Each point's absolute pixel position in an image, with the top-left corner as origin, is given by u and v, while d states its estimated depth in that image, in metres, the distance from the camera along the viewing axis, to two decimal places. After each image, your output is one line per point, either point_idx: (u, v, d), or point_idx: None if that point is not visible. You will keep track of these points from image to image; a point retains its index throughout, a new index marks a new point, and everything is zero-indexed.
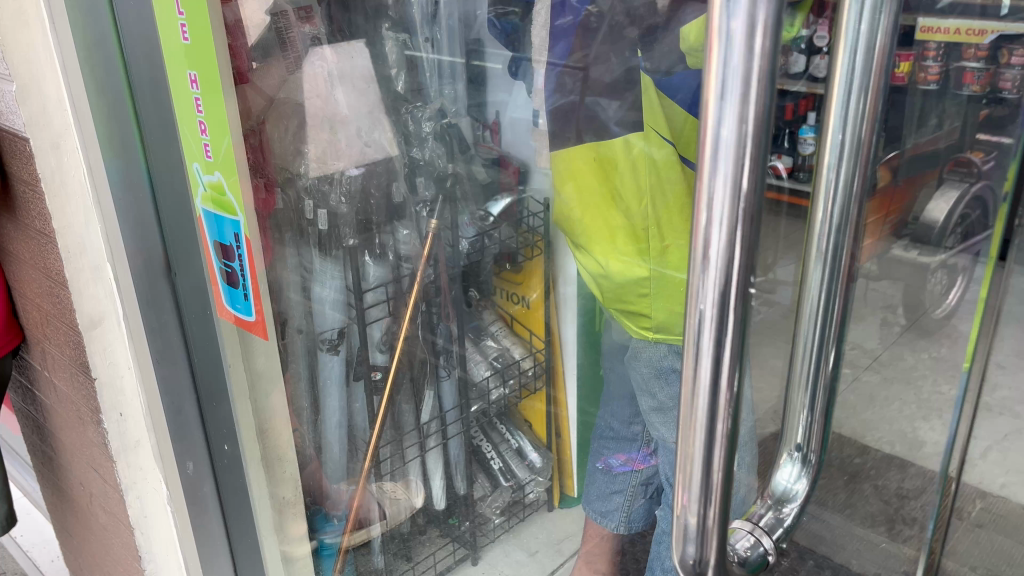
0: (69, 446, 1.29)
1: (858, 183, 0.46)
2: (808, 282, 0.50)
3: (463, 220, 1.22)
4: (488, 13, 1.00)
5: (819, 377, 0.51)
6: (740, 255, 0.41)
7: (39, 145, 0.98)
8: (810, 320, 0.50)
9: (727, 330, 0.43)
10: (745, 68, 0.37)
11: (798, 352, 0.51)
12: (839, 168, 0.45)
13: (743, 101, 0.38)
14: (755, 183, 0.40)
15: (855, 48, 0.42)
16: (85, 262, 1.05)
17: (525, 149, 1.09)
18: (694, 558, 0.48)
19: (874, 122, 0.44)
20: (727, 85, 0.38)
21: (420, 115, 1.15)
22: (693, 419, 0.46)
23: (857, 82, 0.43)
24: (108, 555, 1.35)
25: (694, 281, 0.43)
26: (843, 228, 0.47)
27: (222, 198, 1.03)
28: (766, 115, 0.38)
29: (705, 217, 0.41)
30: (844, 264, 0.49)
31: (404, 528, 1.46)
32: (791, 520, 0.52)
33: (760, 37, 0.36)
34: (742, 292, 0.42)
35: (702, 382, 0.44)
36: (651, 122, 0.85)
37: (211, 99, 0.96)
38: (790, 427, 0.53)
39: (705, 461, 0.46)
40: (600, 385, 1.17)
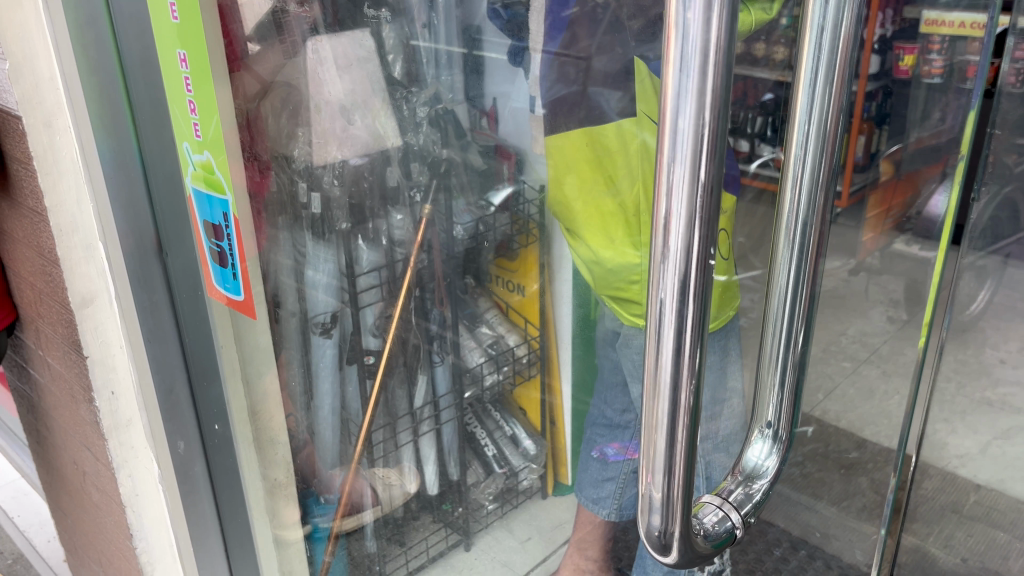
0: (62, 425, 1.30)
1: (826, 163, 0.47)
2: (776, 268, 0.50)
3: (458, 206, 1.21)
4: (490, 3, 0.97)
5: (789, 356, 0.52)
6: (700, 224, 0.42)
7: (32, 124, 0.99)
8: (779, 300, 0.51)
9: (688, 299, 0.44)
10: (702, 39, 0.39)
11: (767, 335, 0.52)
12: (806, 145, 0.47)
13: (700, 72, 0.39)
14: (713, 153, 0.41)
15: (821, 38, 0.44)
16: (77, 241, 1.06)
17: (524, 138, 1.07)
18: (660, 529, 0.50)
19: (840, 111, 0.46)
20: (685, 67, 0.39)
21: (416, 100, 1.11)
22: (657, 395, 0.47)
23: (823, 62, 0.45)
24: (100, 533, 1.37)
25: (656, 252, 0.44)
26: (811, 214, 0.48)
27: (212, 178, 1.04)
28: (722, 85, 0.40)
29: (666, 188, 0.42)
30: (814, 245, 0.49)
31: (398, 513, 1.44)
32: (760, 496, 0.53)
33: (716, 8, 0.38)
34: (702, 261, 0.43)
35: (665, 351, 0.46)
36: (648, 107, 0.84)
37: (199, 78, 0.97)
38: (761, 406, 0.54)
39: (669, 429, 0.47)
40: (593, 376, 1.12)
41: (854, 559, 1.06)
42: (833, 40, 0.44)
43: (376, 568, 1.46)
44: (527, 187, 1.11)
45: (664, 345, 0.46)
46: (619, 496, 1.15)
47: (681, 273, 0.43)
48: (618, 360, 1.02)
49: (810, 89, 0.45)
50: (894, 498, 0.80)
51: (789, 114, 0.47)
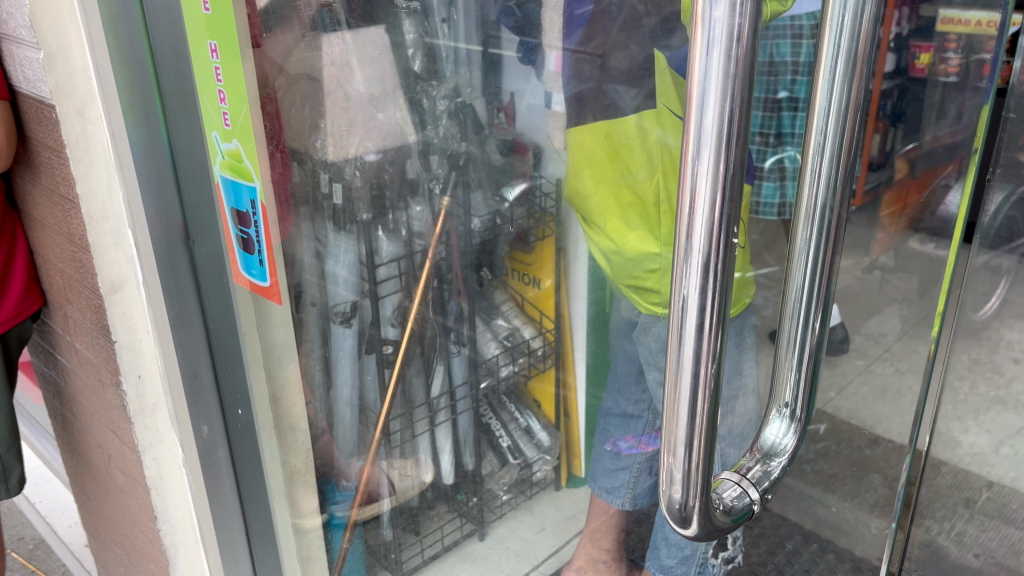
0: (88, 409, 1.33)
1: (846, 148, 0.48)
2: (795, 252, 0.52)
3: (475, 200, 1.25)
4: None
5: (806, 339, 0.53)
6: (723, 204, 0.43)
7: (65, 113, 1.01)
8: (798, 284, 0.52)
9: (709, 286, 0.45)
10: (728, 25, 0.40)
11: (786, 318, 0.54)
12: (826, 132, 0.48)
13: (726, 55, 0.40)
14: (738, 134, 0.42)
15: (840, 30, 0.46)
16: (107, 228, 1.08)
17: (539, 133, 1.09)
18: (680, 503, 0.52)
19: (859, 99, 0.47)
20: (708, 59, 0.41)
21: (435, 94, 1.13)
22: (678, 376, 0.49)
23: (843, 53, 0.46)
24: (124, 515, 1.39)
25: (681, 233, 0.46)
26: (830, 199, 0.49)
27: (240, 165, 1.06)
28: (747, 69, 0.41)
29: (691, 169, 0.44)
30: (832, 228, 0.50)
31: (414, 503, 1.47)
32: (778, 473, 0.55)
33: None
34: (724, 240, 0.44)
35: (687, 328, 0.47)
36: (665, 100, 0.86)
37: (231, 65, 0.98)
38: (780, 387, 0.55)
39: (690, 404, 0.49)
40: (609, 353, 1.13)
41: (865, 552, 1.06)
42: (856, 27, 0.45)
43: (392, 556, 1.48)
44: (544, 181, 1.13)
45: (686, 323, 0.47)
46: (635, 483, 1.17)
47: (705, 252, 0.45)
48: (635, 349, 1.04)
49: (829, 77, 0.47)
50: (904, 493, 0.81)
51: (811, 101, 0.49)
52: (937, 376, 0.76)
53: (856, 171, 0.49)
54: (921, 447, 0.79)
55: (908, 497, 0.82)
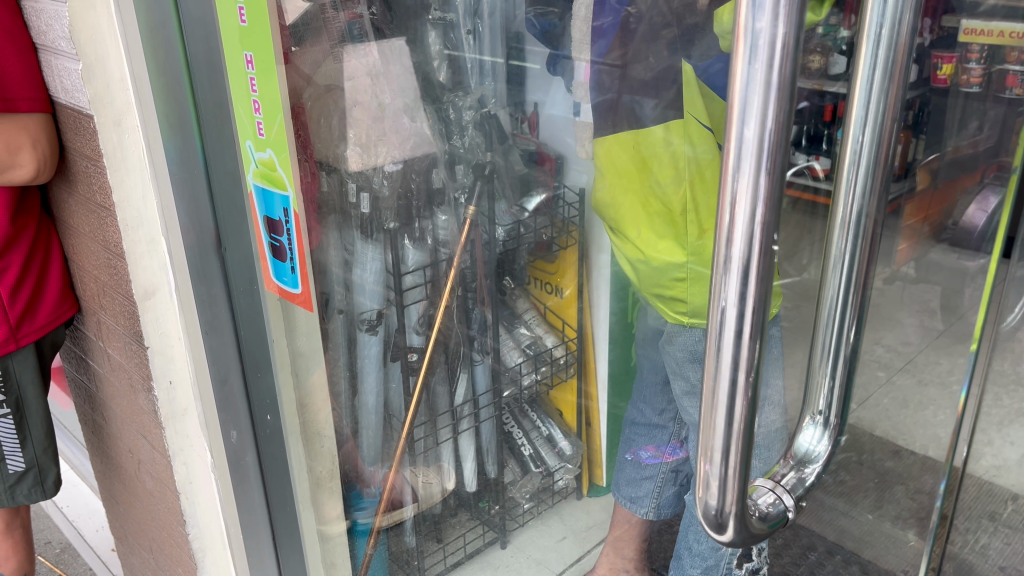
0: (119, 414, 1.35)
1: (882, 156, 0.48)
2: (830, 260, 0.52)
3: (500, 208, 1.25)
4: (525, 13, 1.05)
5: (842, 346, 0.54)
6: (764, 212, 0.44)
7: (103, 123, 1.04)
8: (833, 292, 0.53)
9: (749, 292, 0.46)
10: (770, 35, 0.41)
11: (821, 325, 0.54)
12: (862, 141, 0.48)
13: (768, 65, 0.41)
14: (779, 141, 0.43)
15: (878, 39, 0.46)
16: (141, 234, 1.10)
17: (563, 143, 1.14)
18: (717, 508, 0.52)
19: (895, 109, 0.48)
20: (751, 69, 0.42)
21: (461, 104, 1.18)
22: (716, 379, 0.49)
23: (880, 62, 0.47)
24: (152, 520, 1.41)
25: (721, 241, 0.46)
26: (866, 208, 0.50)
27: (272, 174, 1.07)
28: (789, 78, 0.41)
29: (731, 178, 0.44)
30: (867, 237, 0.51)
31: (436, 509, 1.47)
32: (813, 479, 0.55)
33: (785, 6, 0.40)
34: (765, 248, 0.45)
35: (726, 335, 0.48)
36: (692, 110, 0.86)
37: (265, 79, 1.01)
38: (814, 395, 0.55)
39: (728, 410, 0.49)
40: (631, 374, 1.20)
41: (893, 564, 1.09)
42: (893, 38, 0.46)
43: (415, 563, 1.49)
44: (567, 192, 1.19)
45: (725, 331, 0.48)
46: (659, 492, 1.18)
47: (746, 259, 0.45)
48: (660, 357, 1.06)
49: (866, 88, 0.47)
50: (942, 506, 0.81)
51: (847, 110, 0.49)
52: (976, 386, 0.76)
53: (891, 179, 0.50)
54: (957, 464, 0.79)
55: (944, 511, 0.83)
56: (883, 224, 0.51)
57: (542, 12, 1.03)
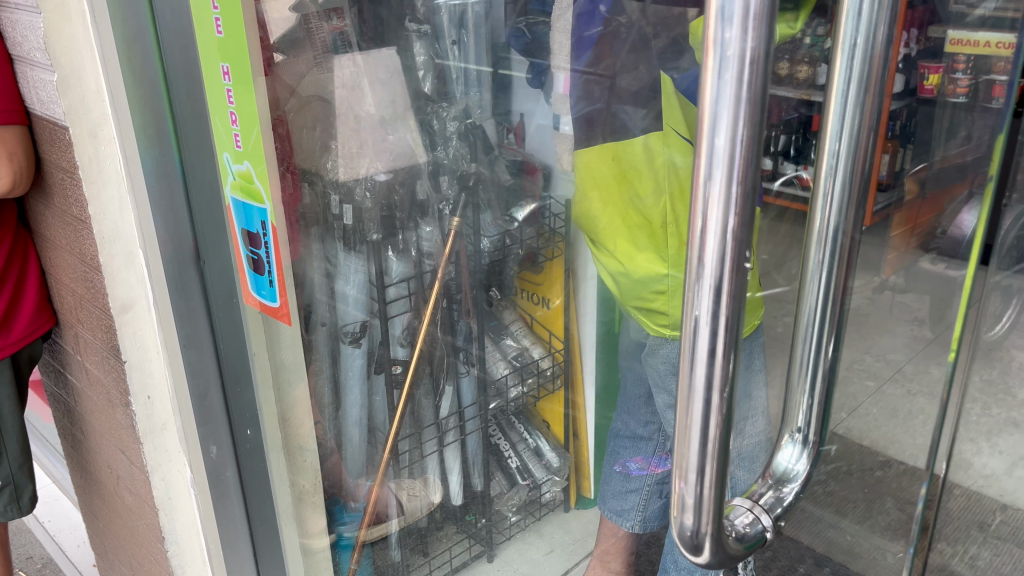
0: (97, 429, 1.33)
1: (858, 169, 0.48)
2: (808, 275, 0.51)
3: (485, 219, 1.24)
4: (511, 22, 1.03)
5: (819, 361, 0.53)
6: (736, 227, 0.43)
7: (79, 134, 1.02)
8: (810, 309, 0.52)
9: (721, 309, 0.45)
10: (739, 48, 0.40)
11: (799, 340, 0.53)
12: (838, 155, 0.48)
13: (738, 79, 0.40)
14: (747, 154, 0.42)
15: (852, 51, 0.45)
16: (119, 248, 1.09)
17: (549, 154, 1.13)
18: (692, 529, 0.51)
19: (871, 122, 0.47)
20: (721, 83, 0.41)
21: (445, 116, 1.16)
22: (690, 398, 0.48)
23: (855, 75, 0.46)
24: (132, 537, 1.38)
25: (692, 257, 0.45)
26: (842, 224, 0.49)
27: (250, 186, 1.06)
28: (760, 92, 0.41)
29: (702, 193, 0.43)
30: (844, 253, 0.50)
31: (421, 523, 1.46)
32: (790, 499, 0.54)
33: (754, 20, 0.39)
34: (736, 265, 0.44)
35: (699, 352, 0.47)
36: (672, 122, 0.87)
37: (242, 91, 0.99)
38: (792, 411, 0.55)
39: (702, 430, 0.48)
40: (617, 382, 1.20)
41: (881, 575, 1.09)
42: (867, 51, 0.45)
43: None
44: (554, 202, 1.18)
45: (698, 348, 0.47)
46: (646, 504, 1.17)
47: (718, 276, 0.45)
48: (643, 369, 1.06)
49: (841, 100, 0.47)
50: (922, 515, 0.80)
51: (822, 123, 0.48)
52: (955, 395, 0.76)
53: (868, 193, 0.49)
54: (939, 470, 0.78)
55: (925, 521, 0.82)
56: (861, 239, 0.51)
57: (532, 22, 1.01)
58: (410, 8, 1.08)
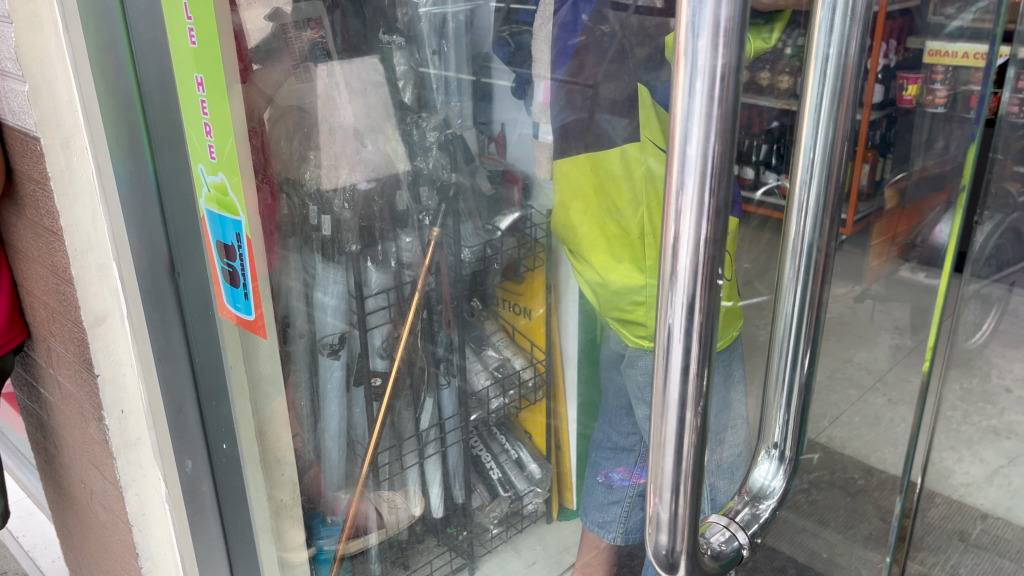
0: (70, 443, 1.31)
1: (832, 184, 0.48)
2: (783, 289, 0.51)
3: (466, 230, 1.22)
4: (495, 33, 1.02)
5: (795, 377, 0.53)
6: (708, 243, 0.43)
7: (50, 145, 1.01)
8: (785, 324, 0.52)
9: (694, 325, 0.45)
10: (709, 64, 0.40)
11: (774, 355, 0.53)
12: (812, 169, 0.48)
13: (708, 95, 0.40)
14: (718, 170, 0.42)
15: (825, 66, 0.45)
16: (91, 260, 1.08)
17: (530, 163, 1.11)
18: (667, 548, 0.51)
19: (845, 137, 0.47)
20: (691, 98, 0.41)
21: (425, 125, 1.15)
22: (664, 415, 0.48)
23: (828, 89, 0.46)
24: (106, 553, 1.36)
25: (665, 273, 0.45)
26: (816, 238, 0.49)
27: (225, 199, 1.05)
28: (731, 107, 0.40)
29: (674, 209, 0.43)
30: (819, 267, 0.50)
31: (402, 536, 1.44)
32: (767, 515, 0.54)
33: (724, 34, 0.39)
34: (708, 280, 0.44)
35: (673, 368, 0.46)
36: (649, 133, 0.88)
37: (216, 100, 0.98)
38: (768, 427, 0.55)
39: (676, 446, 0.48)
40: (599, 395, 1.19)
41: None
42: (839, 65, 0.45)
43: None
44: (535, 212, 1.17)
45: (671, 364, 0.46)
46: (627, 517, 1.15)
47: (690, 292, 0.44)
48: (622, 382, 1.06)
49: (815, 115, 0.47)
50: (899, 524, 0.80)
51: (796, 138, 0.48)
52: (929, 407, 0.76)
53: (843, 207, 0.49)
54: (915, 478, 0.78)
55: (902, 530, 0.82)
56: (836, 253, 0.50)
57: (516, 31, 1.00)
58: (387, 19, 1.09)
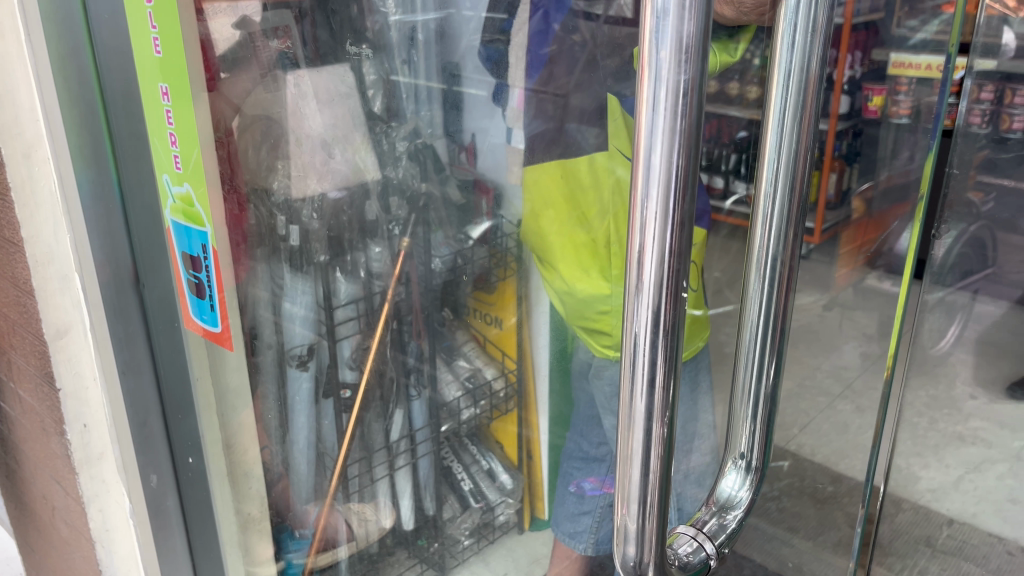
0: (31, 458, 1.28)
1: (796, 197, 0.48)
2: (748, 301, 0.52)
3: (436, 239, 1.17)
4: (473, 41, 0.98)
5: (761, 388, 0.53)
6: (673, 256, 0.43)
7: (11, 154, 0.99)
8: (750, 336, 0.52)
9: (660, 338, 0.45)
10: (674, 80, 0.40)
11: (740, 367, 0.53)
12: (776, 182, 0.48)
13: (673, 111, 0.40)
14: (682, 182, 0.42)
15: (787, 80, 0.46)
16: (52, 272, 1.05)
17: (503, 172, 1.07)
18: (635, 560, 0.51)
19: (808, 150, 0.47)
20: (656, 113, 0.41)
21: (395, 135, 1.10)
22: (630, 427, 0.48)
23: (791, 103, 0.46)
24: (69, 569, 1.34)
25: (630, 286, 0.45)
26: (780, 251, 0.49)
27: (191, 210, 1.04)
28: (695, 122, 0.41)
29: (639, 222, 0.43)
30: (783, 280, 0.50)
31: (373, 548, 1.40)
32: (734, 526, 0.54)
33: (688, 50, 0.39)
34: (674, 294, 0.44)
35: (639, 381, 0.47)
36: (618, 142, 0.91)
37: (182, 110, 0.97)
38: (734, 438, 0.55)
39: (643, 458, 0.48)
40: (571, 407, 1.14)
41: None
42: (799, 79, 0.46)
43: None
44: (506, 222, 1.11)
45: (637, 377, 0.46)
46: (597, 526, 1.15)
47: (655, 306, 0.44)
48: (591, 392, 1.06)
49: (778, 128, 0.47)
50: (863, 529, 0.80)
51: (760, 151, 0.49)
52: (892, 415, 0.76)
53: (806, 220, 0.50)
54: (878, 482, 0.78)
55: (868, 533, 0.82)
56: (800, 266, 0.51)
57: (490, 40, 0.97)
58: (355, 28, 1.03)
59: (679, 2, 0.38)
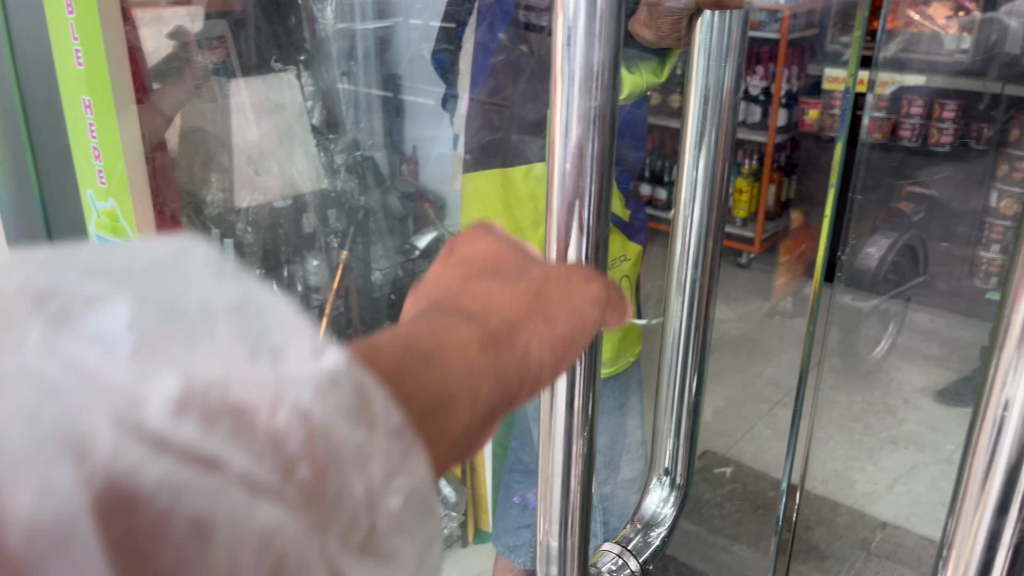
0: None
1: (715, 205, 0.52)
2: (669, 313, 0.55)
3: (376, 252, 1.28)
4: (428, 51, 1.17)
5: (683, 398, 0.56)
6: None
7: None
8: (674, 344, 0.55)
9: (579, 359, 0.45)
10: (584, 105, 0.41)
11: (663, 379, 0.57)
12: (695, 198, 0.53)
13: (584, 133, 0.41)
14: (598, 201, 0.42)
15: (705, 96, 0.50)
16: None
17: (444, 180, 1.24)
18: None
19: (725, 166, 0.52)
20: (567, 135, 0.41)
21: (334, 148, 1.22)
22: (550, 444, 0.49)
23: (707, 120, 0.51)
24: None
25: None
26: (698, 262, 0.53)
27: (116, 224, 1.01)
28: (607, 145, 0.42)
29: (554, 246, 0.44)
30: (702, 293, 0.55)
31: None
32: (658, 542, 0.55)
33: (597, 75, 0.40)
34: None
35: (559, 402, 0.47)
36: None
37: (105, 122, 0.96)
38: (659, 454, 0.57)
39: (564, 476, 0.49)
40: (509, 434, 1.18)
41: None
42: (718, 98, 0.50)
43: None
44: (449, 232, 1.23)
45: (558, 399, 0.46)
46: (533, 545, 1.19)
47: None
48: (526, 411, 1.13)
49: (698, 143, 0.51)
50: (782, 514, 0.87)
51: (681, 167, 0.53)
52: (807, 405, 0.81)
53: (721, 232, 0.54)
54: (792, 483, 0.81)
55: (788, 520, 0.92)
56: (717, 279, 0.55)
57: (439, 50, 1.15)
58: (297, 41, 1.14)
59: (589, 26, 0.39)
